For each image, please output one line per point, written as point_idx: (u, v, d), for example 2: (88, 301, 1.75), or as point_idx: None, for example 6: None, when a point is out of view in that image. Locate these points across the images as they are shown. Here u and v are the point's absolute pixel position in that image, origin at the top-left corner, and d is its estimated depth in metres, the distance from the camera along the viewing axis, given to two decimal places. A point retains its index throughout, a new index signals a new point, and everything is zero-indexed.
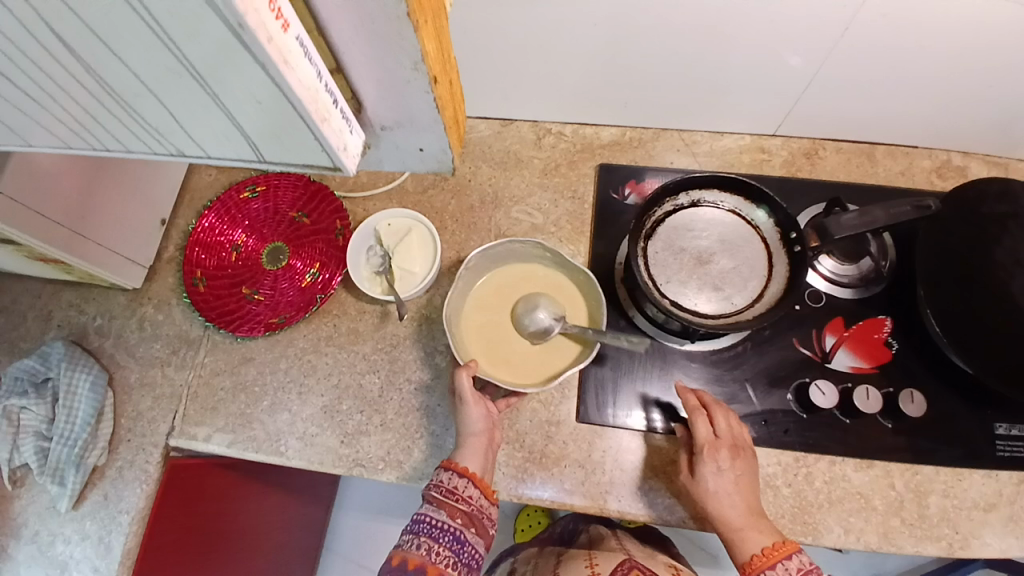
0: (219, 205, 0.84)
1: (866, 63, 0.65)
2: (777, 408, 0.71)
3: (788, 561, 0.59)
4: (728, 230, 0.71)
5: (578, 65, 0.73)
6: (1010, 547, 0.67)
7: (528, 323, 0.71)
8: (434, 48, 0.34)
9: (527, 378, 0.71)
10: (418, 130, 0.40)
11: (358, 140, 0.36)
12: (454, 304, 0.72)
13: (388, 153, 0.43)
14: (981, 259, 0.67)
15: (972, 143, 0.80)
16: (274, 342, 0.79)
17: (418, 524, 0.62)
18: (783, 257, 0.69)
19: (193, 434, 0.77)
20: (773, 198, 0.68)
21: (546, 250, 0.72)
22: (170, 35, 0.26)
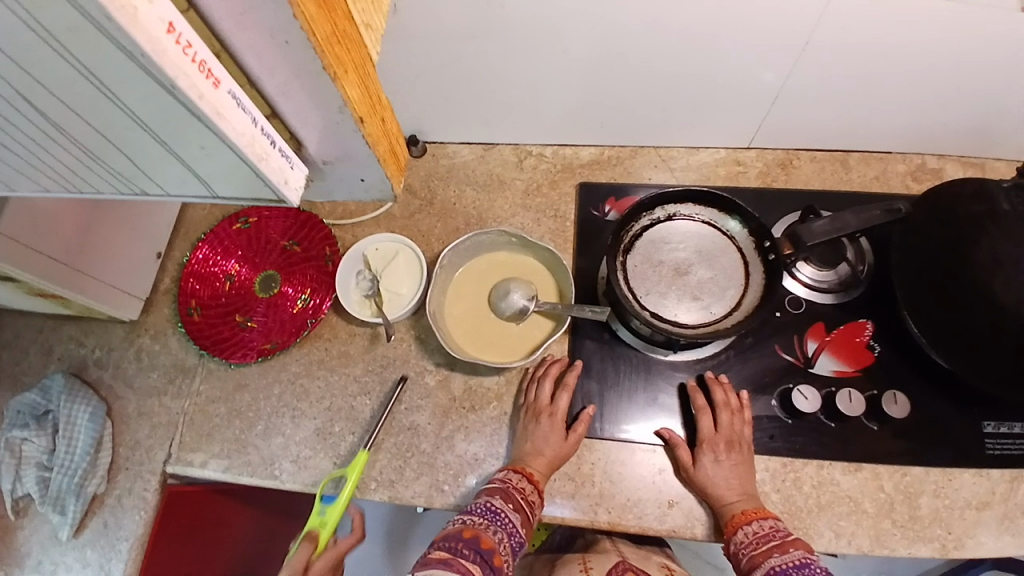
0: (213, 237, 0.87)
1: (831, 73, 0.68)
2: (762, 414, 0.71)
3: (764, 519, 0.63)
4: (704, 241, 0.73)
5: (556, 87, 0.75)
6: (1006, 545, 0.67)
7: (504, 308, 0.75)
8: (354, 90, 0.45)
9: (509, 354, 0.75)
10: (349, 151, 0.52)
11: (299, 174, 0.39)
12: (435, 302, 0.76)
13: (341, 180, 0.60)
14: (959, 260, 0.67)
15: (944, 146, 0.82)
16: (268, 368, 0.81)
17: (495, 513, 0.63)
18: (759, 265, 0.70)
19: (189, 460, 0.79)
20: (745, 208, 0.70)
21: (511, 235, 0.77)
22: (118, 98, 0.29)
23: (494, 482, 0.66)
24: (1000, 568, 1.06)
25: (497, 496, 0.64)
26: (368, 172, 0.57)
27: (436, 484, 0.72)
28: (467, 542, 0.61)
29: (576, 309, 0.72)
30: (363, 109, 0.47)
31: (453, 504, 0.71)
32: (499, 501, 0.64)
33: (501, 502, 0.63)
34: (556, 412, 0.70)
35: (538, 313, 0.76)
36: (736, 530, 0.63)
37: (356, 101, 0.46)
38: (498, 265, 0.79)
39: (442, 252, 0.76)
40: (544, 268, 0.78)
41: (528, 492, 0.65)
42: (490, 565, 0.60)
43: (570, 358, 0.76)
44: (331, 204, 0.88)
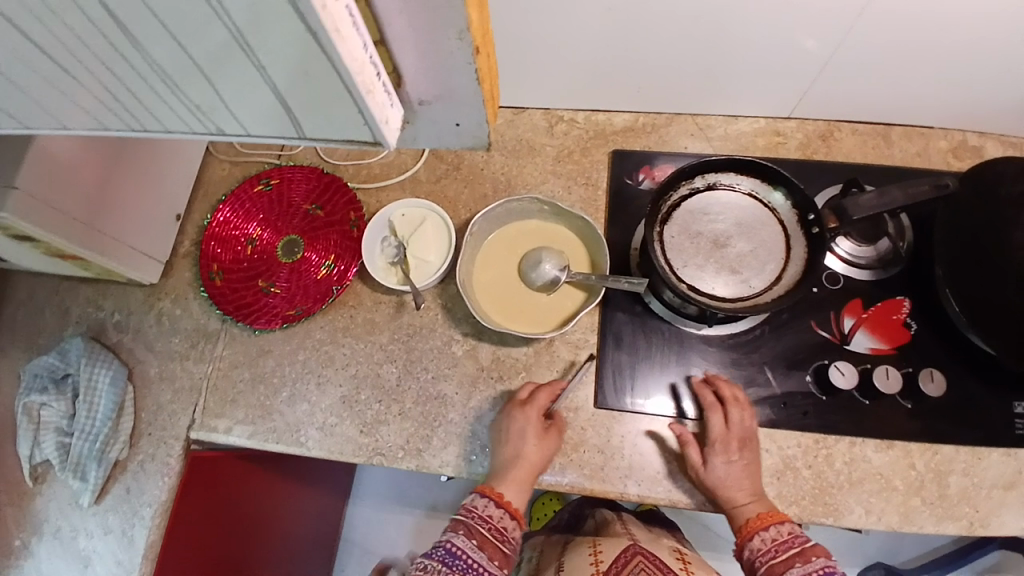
0: (234, 199, 0.85)
1: (882, 43, 0.64)
2: (796, 390, 0.70)
3: (783, 525, 0.63)
4: (745, 213, 0.70)
5: (591, 49, 0.72)
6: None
7: (535, 278, 0.74)
8: (479, 20, 0.33)
9: (537, 325, 0.74)
10: (456, 104, 0.38)
11: (398, 115, 0.38)
12: (464, 270, 0.74)
13: (424, 130, 0.42)
14: (998, 239, 0.67)
15: (991, 122, 0.79)
16: (292, 334, 0.79)
17: (452, 555, 0.65)
18: (801, 239, 0.68)
19: (213, 426, 0.79)
20: (790, 179, 0.67)
21: (544, 203, 0.74)
22: (227, 12, 0.29)
23: (459, 517, 0.68)
24: (1007, 548, 1.08)
25: (460, 534, 0.67)
26: (464, 142, 0.43)
27: (464, 454, 0.71)
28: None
29: (610, 281, 0.70)
30: (484, 52, 0.36)
31: (481, 473, 0.71)
32: (460, 539, 0.66)
33: (462, 540, 0.66)
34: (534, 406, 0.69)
35: (569, 284, 0.74)
36: (752, 536, 0.63)
37: (478, 34, 0.34)
38: (529, 234, 0.77)
39: (472, 219, 0.74)
40: (578, 238, 0.76)
41: (494, 519, 0.67)
42: None
43: (600, 330, 0.75)
44: (355, 167, 0.86)
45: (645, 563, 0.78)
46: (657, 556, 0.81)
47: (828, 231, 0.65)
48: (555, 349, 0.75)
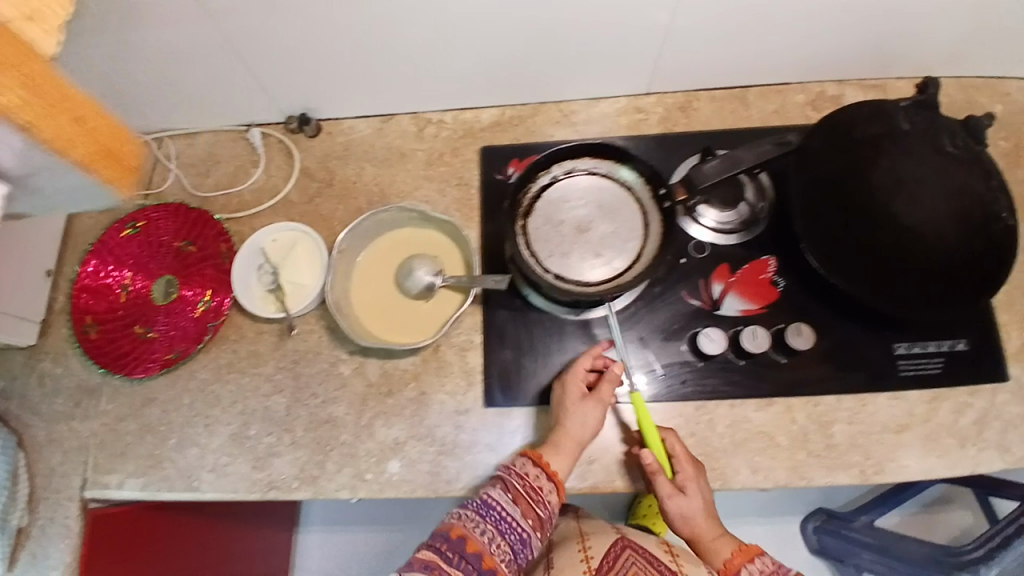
0: (101, 247, 0.82)
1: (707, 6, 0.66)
2: (674, 360, 0.71)
3: (752, 564, 0.64)
4: (599, 193, 0.71)
5: (434, 44, 0.71)
6: (931, 466, 0.69)
7: (410, 286, 0.72)
8: (27, 88, 0.39)
9: (418, 333, 0.73)
10: (76, 189, 0.46)
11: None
12: (337, 290, 0.72)
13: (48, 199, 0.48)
14: (861, 180, 0.68)
15: (839, 70, 0.81)
16: (175, 378, 0.77)
17: (487, 507, 0.62)
18: (657, 214, 0.69)
19: (105, 482, 0.76)
20: (632, 154, 0.68)
21: (409, 210, 0.74)
22: None
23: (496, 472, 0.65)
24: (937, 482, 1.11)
25: (496, 487, 0.64)
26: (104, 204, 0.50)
27: (359, 474, 0.70)
28: (453, 543, 0.60)
29: (479, 280, 0.70)
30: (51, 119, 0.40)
31: (378, 491, 0.70)
32: (496, 492, 0.63)
33: (500, 495, 0.63)
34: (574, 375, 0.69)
35: (445, 288, 0.73)
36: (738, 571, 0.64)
37: (30, 111, 0.39)
38: (402, 243, 0.76)
39: (339, 236, 0.73)
40: (449, 240, 0.75)
41: (531, 477, 0.64)
42: (479, 567, 0.60)
43: (484, 330, 0.74)
44: (225, 198, 0.84)
45: (635, 558, 0.80)
46: (646, 546, 0.83)
47: (678, 202, 0.66)
48: (442, 355, 0.74)
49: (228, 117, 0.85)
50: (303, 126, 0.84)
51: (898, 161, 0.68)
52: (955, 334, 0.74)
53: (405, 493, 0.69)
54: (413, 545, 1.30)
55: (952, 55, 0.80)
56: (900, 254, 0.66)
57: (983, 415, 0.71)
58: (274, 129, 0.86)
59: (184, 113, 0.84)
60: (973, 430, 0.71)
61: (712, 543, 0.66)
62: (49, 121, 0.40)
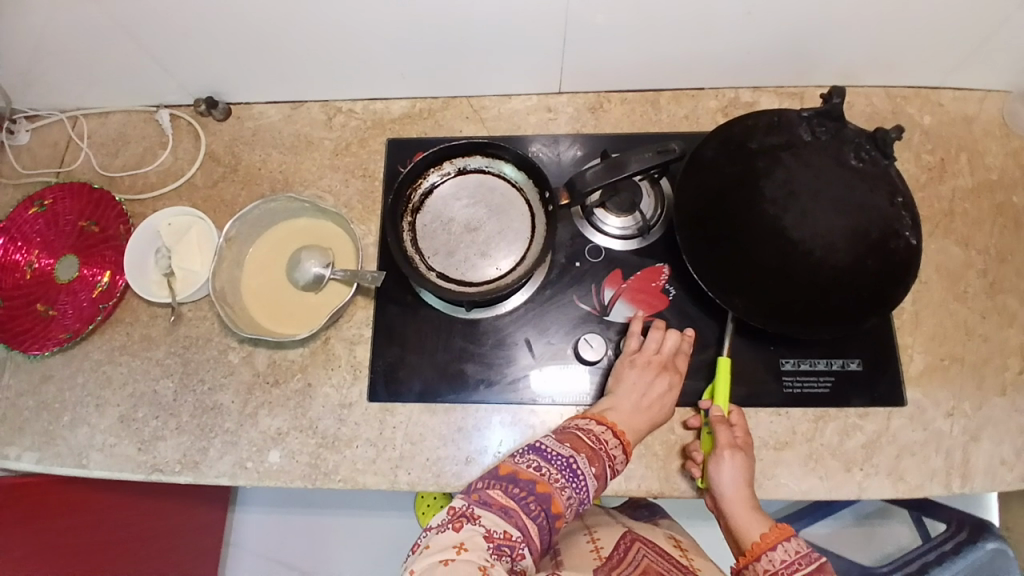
0: (7, 225, 0.82)
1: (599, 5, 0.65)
2: (557, 364, 0.71)
3: (789, 542, 0.63)
4: (484, 188, 0.70)
5: (331, 33, 0.71)
6: (811, 487, 0.70)
7: (298, 278, 0.72)
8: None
9: (303, 324, 0.73)
10: None
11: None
12: (222, 278, 0.72)
13: None
14: (752, 193, 0.65)
15: (755, 77, 0.79)
16: (71, 357, 0.78)
17: (574, 475, 0.59)
18: (543, 217, 0.68)
19: (2, 454, 0.77)
20: (512, 151, 0.68)
21: (301, 201, 0.73)
22: None
23: (584, 440, 0.62)
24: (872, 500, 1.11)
25: (582, 456, 0.61)
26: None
27: (240, 462, 0.71)
28: (538, 497, 0.57)
29: (362, 275, 0.70)
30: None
31: (257, 479, 0.70)
32: (583, 461, 0.60)
33: (587, 465, 0.60)
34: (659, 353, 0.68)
35: (334, 281, 0.73)
36: (772, 547, 0.63)
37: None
38: (295, 234, 0.76)
39: (228, 223, 0.72)
40: (341, 231, 0.75)
41: (617, 461, 0.62)
42: (551, 526, 0.57)
43: (375, 324, 0.74)
44: (131, 178, 0.83)
45: (647, 550, 0.82)
46: (653, 541, 0.84)
47: (560, 206, 0.65)
48: (331, 347, 0.74)
49: (139, 97, 0.84)
50: (211, 109, 0.83)
51: (796, 171, 0.64)
52: (848, 353, 0.74)
53: (284, 484, 0.70)
54: (344, 530, 1.31)
55: (874, 67, 0.78)
56: (780, 272, 0.65)
57: (871, 437, 0.71)
58: (183, 111, 0.86)
59: (92, 91, 0.83)
60: (859, 452, 0.71)
61: (748, 521, 0.64)
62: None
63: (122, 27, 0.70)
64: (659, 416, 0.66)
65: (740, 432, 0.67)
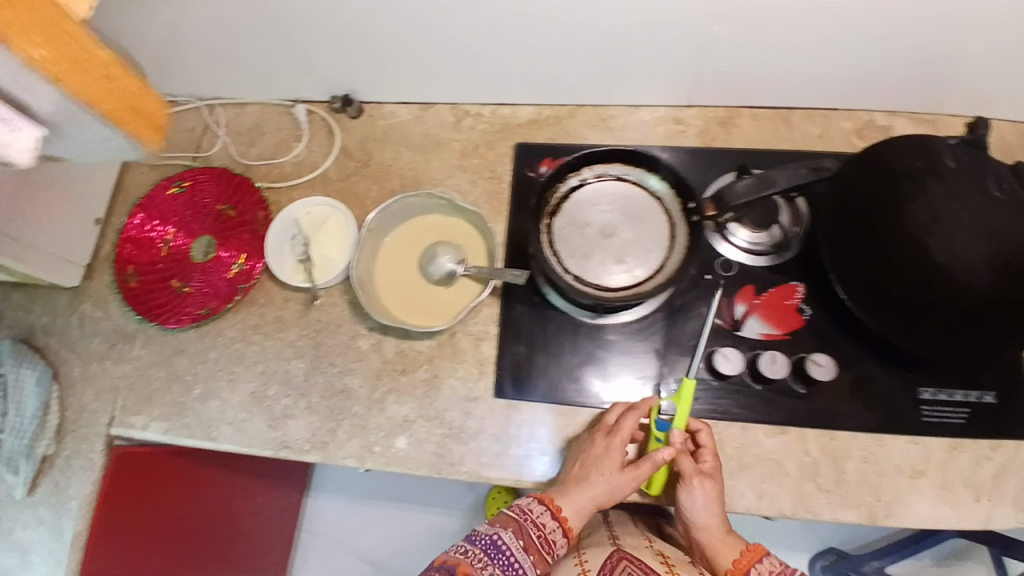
0: (148, 202, 0.86)
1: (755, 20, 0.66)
2: (687, 375, 0.73)
3: (761, 564, 0.67)
4: (626, 197, 0.72)
5: (481, 41, 0.74)
6: (943, 516, 0.69)
7: (432, 272, 0.75)
8: (49, 47, 0.39)
9: (435, 318, 0.75)
10: (91, 126, 0.46)
11: (26, 134, 0.43)
12: (363, 268, 0.75)
13: (72, 140, 0.50)
14: (893, 218, 0.66)
15: (889, 100, 0.80)
16: (205, 333, 0.81)
17: (496, 548, 0.64)
18: (684, 227, 0.69)
19: (130, 422, 0.79)
20: (662, 163, 0.69)
21: (439, 198, 0.76)
22: None
23: (511, 514, 0.67)
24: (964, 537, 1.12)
25: (508, 531, 0.66)
26: (126, 152, 0.51)
27: (368, 445, 0.74)
28: None
29: (501, 272, 0.72)
30: (78, 76, 0.41)
31: (383, 464, 0.73)
32: (508, 535, 0.65)
33: (511, 538, 0.65)
34: (619, 433, 0.68)
35: (465, 277, 0.76)
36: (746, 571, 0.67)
37: (58, 64, 0.40)
38: (427, 230, 0.79)
39: (370, 215, 0.76)
40: (473, 231, 0.78)
41: (548, 528, 0.66)
42: None
43: (502, 322, 0.77)
44: (267, 167, 0.87)
45: (632, 566, 0.76)
46: (643, 559, 0.77)
47: (706, 218, 0.67)
48: (456, 341, 0.77)
49: (277, 91, 0.88)
50: (346, 107, 0.87)
51: (939, 198, 0.64)
52: (984, 386, 0.73)
53: (411, 470, 0.72)
54: (416, 524, 1.34)
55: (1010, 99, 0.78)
56: (924, 299, 0.65)
57: (999, 467, 0.70)
58: (318, 106, 0.89)
59: (234, 83, 0.87)
60: (988, 479, 0.70)
61: (720, 545, 0.69)
62: (112, 101, 0.45)
63: (275, 23, 0.73)
64: (599, 496, 0.66)
65: (709, 459, 0.68)
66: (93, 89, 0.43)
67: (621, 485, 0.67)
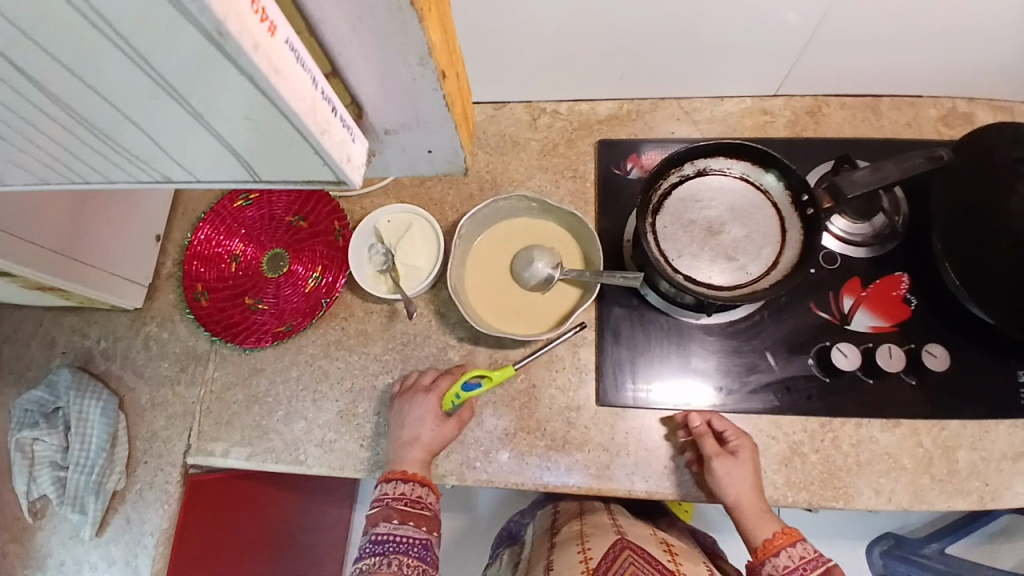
0: (213, 216, 0.81)
1: (867, 14, 0.64)
2: (799, 374, 0.69)
3: (794, 548, 0.63)
4: (735, 196, 0.69)
5: (572, 40, 0.71)
6: None
7: (528, 277, 0.72)
8: (440, 39, 0.35)
9: (536, 325, 0.72)
10: (423, 128, 0.41)
11: (360, 149, 0.35)
12: (455, 276, 0.72)
13: (395, 157, 0.45)
14: (998, 207, 0.69)
15: (977, 88, 0.79)
16: (283, 351, 0.77)
17: (379, 544, 0.65)
18: (795, 220, 0.67)
19: (209, 450, 0.75)
20: (775, 158, 0.66)
21: (532, 200, 0.72)
22: (179, 91, 0.27)
23: (379, 507, 0.67)
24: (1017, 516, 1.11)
25: (387, 520, 0.66)
26: (440, 169, 0.48)
27: (467, 461, 0.70)
28: None
29: (604, 276, 0.69)
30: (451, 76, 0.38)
31: (486, 480, 0.69)
32: (384, 526, 0.66)
33: (386, 527, 0.65)
34: (430, 390, 0.69)
35: (563, 281, 0.72)
36: (777, 553, 0.63)
37: (444, 59, 0.36)
38: (517, 233, 0.75)
39: (460, 221, 0.72)
40: (567, 233, 0.74)
41: (423, 499, 0.67)
42: None
43: (598, 326, 0.73)
44: None
45: (634, 557, 0.73)
46: (645, 548, 0.76)
47: (822, 210, 0.64)
48: (553, 349, 0.73)
49: None
50: None
51: None
52: None
53: (515, 485, 0.69)
54: None
55: None
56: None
57: None
58: None
59: None
60: None
61: (753, 523, 0.64)
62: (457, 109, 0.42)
63: None
64: (431, 445, 0.68)
65: (730, 436, 0.66)
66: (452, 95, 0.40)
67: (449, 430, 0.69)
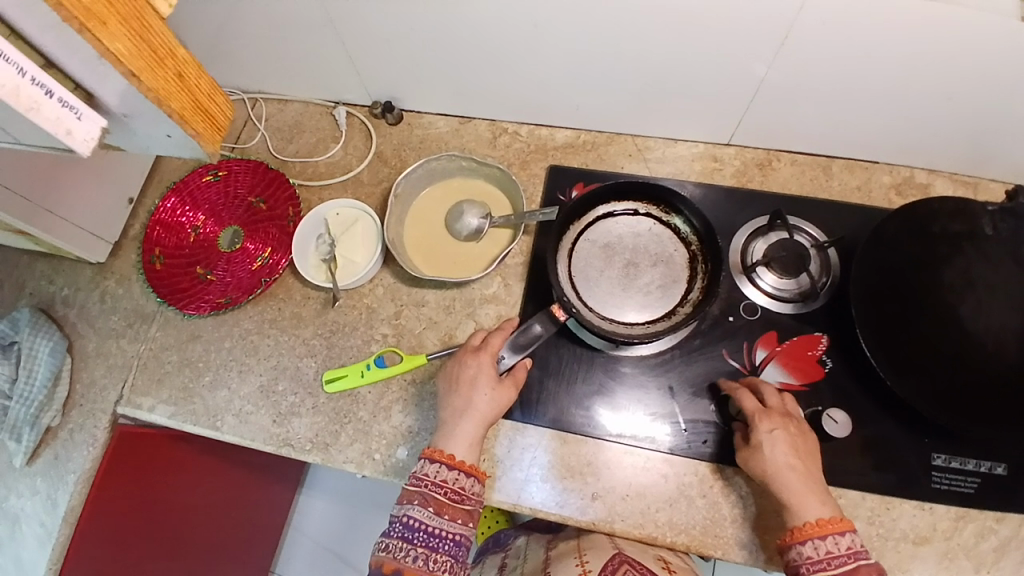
0: (181, 187, 0.86)
1: (816, 66, 0.66)
2: (699, 417, 0.71)
3: (841, 537, 0.57)
4: (649, 238, 0.75)
5: (531, 67, 0.75)
6: None
7: (459, 228, 0.78)
8: (133, 48, 0.34)
9: (470, 269, 0.77)
10: (150, 116, 0.38)
11: (92, 125, 0.34)
12: (393, 231, 0.77)
13: (142, 138, 0.41)
14: (928, 276, 0.66)
15: (933, 159, 0.78)
16: (221, 322, 0.81)
17: (411, 530, 0.62)
18: (699, 264, 0.73)
19: (138, 403, 0.80)
20: (685, 201, 0.73)
21: (459, 158, 0.78)
22: None
23: (417, 490, 0.63)
24: None
25: (420, 505, 0.62)
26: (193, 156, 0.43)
27: (369, 452, 0.73)
28: None
29: (527, 217, 0.74)
30: (157, 73, 0.36)
31: (382, 472, 0.72)
32: (416, 510, 0.62)
33: (419, 511, 0.62)
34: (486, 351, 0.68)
35: (492, 230, 0.78)
36: (803, 541, 0.58)
37: (138, 58, 0.34)
38: (450, 192, 0.81)
39: (397, 180, 0.78)
40: (496, 188, 0.80)
41: (464, 489, 0.64)
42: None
43: None
44: (301, 165, 0.89)
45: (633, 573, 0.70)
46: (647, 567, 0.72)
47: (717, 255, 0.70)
48: None
49: (320, 92, 0.90)
50: (386, 113, 0.88)
51: (976, 263, 0.64)
52: (998, 456, 0.69)
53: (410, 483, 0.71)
54: None
55: None
56: (966, 359, 0.63)
57: (1002, 541, 0.67)
58: (358, 110, 0.91)
59: (277, 79, 0.88)
60: (989, 554, 0.67)
61: (800, 498, 0.59)
62: (151, 72, 0.35)
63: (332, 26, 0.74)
64: (488, 417, 0.66)
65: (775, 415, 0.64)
66: (130, 54, 0.34)
67: (504, 396, 0.67)
